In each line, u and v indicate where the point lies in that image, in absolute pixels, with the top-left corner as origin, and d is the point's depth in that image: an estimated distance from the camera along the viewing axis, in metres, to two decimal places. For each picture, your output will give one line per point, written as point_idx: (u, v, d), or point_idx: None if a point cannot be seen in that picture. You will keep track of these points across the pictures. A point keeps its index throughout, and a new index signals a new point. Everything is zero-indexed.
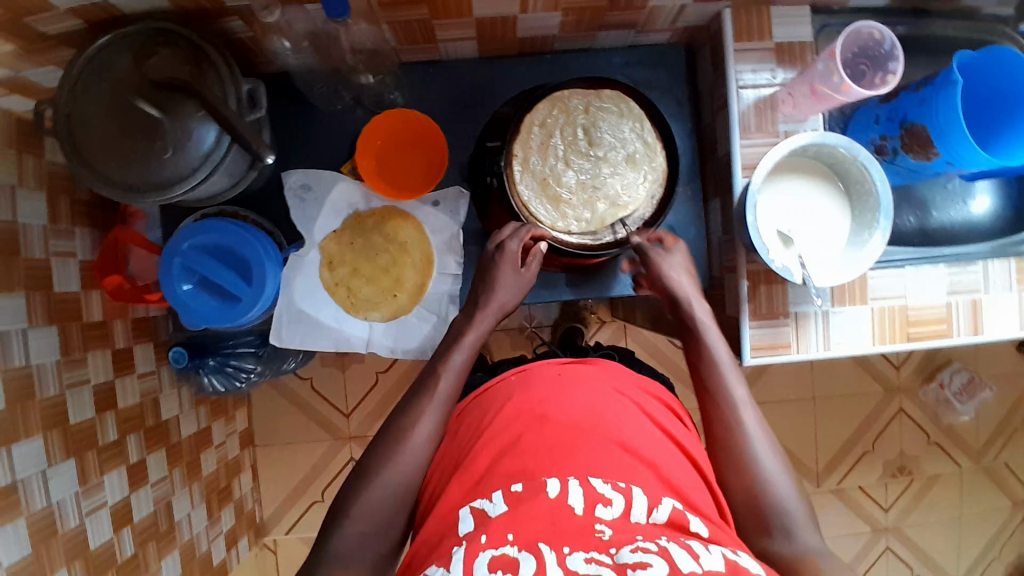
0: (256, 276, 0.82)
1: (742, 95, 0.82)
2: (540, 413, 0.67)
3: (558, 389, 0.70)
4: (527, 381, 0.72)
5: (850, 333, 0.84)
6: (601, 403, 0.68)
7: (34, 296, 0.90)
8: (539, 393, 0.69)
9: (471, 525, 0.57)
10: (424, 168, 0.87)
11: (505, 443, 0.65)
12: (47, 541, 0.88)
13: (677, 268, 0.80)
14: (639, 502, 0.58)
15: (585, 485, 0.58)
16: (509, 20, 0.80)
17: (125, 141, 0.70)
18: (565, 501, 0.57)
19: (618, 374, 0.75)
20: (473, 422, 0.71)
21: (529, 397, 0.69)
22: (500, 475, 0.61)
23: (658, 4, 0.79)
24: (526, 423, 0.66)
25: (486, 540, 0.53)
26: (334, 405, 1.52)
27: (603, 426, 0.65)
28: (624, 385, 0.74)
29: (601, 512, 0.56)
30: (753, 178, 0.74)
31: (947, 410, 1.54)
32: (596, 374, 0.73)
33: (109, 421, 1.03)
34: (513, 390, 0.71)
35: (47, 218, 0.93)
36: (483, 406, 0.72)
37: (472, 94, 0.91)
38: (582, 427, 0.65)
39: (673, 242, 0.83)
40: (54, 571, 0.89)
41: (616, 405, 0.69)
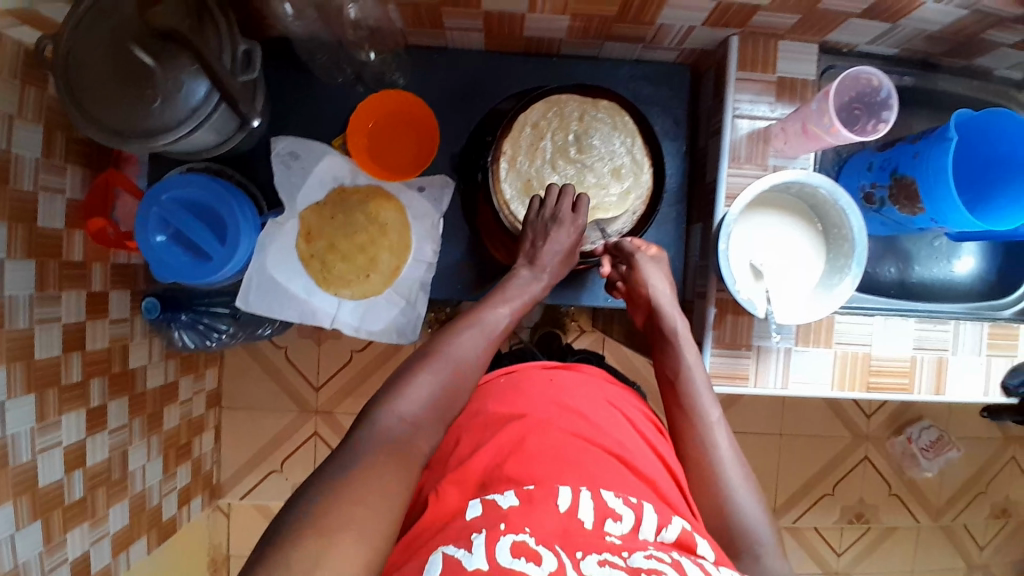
0: (231, 237, 0.83)
1: (737, 125, 0.82)
2: (540, 419, 0.67)
3: (553, 396, 0.71)
4: (517, 385, 0.72)
5: (811, 374, 0.84)
6: (604, 421, 0.69)
7: (16, 228, 0.90)
8: (530, 398, 0.70)
9: (480, 512, 0.56)
10: (414, 154, 0.87)
11: (507, 445, 0.64)
12: None
13: (659, 276, 0.80)
14: (649, 520, 0.57)
15: (597, 496, 0.58)
16: (517, 17, 0.80)
17: (116, 85, 0.70)
18: (576, 514, 0.56)
19: (612, 389, 0.76)
20: (462, 422, 0.70)
21: (521, 401, 0.70)
22: (501, 472, 0.61)
23: (666, 21, 0.79)
24: (525, 428, 0.66)
25: (505, 527, 0.52)
26: (305, 377, 1.52)
27: (605, 441, 0.66)
28: (617, 399, 0.75)
29: (610, 526, 0.55)
30: (731, 209, 0.74)
31: (912, 465, 1.53)
32: (588, 385, 0.75)
33: (74, 361, 1.03)
34: (505, 392, 0.72)
35: (41, 152, 0.93)
36: (472, 408, 0.72)
37: (474, 86, 0.92)
38: (583, 438, 0.66)
39: (656, 251, 0.82)
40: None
41: (613, 421, 0.70)
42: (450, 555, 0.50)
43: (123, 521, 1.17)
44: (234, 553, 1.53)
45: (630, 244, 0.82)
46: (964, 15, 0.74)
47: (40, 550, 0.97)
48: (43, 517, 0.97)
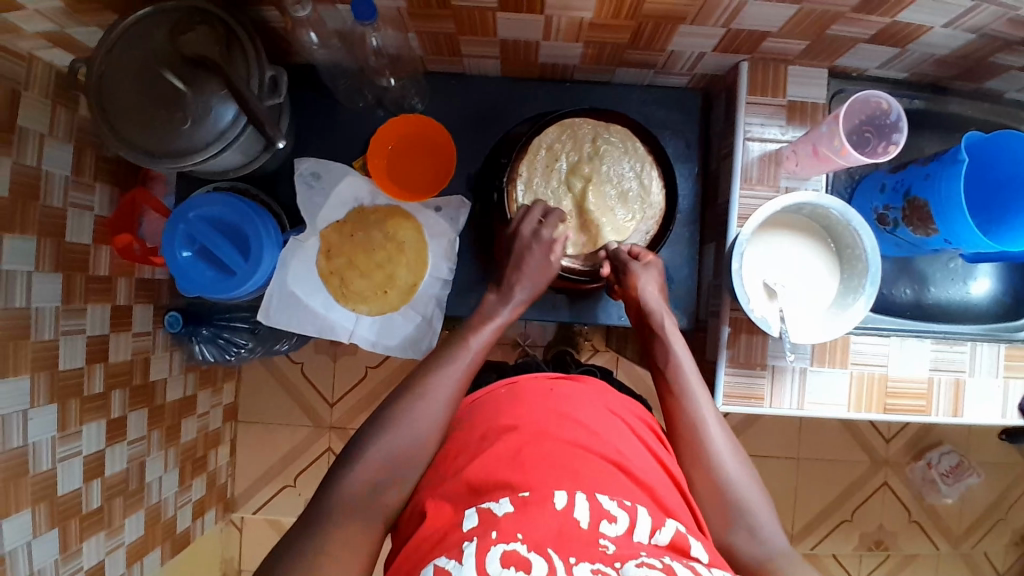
0: (254, 253, 0.85)
1: (749, 147, 0.83)
2: (539, 428, 0.65)
3: (552, 404, 0.69)
4: (517, 394, 0.71)
5: (826, 395, 0.84)
6: (602, 425, 0.68)
7: (45, 242, 0.94)
8: (531, 405, 0.69)
9: (477, 521, 0.56)
10: (431, 175, 0.90)
11: (505, 453, 0.63)
12: (17, 479, 0.90)
13: (652, 286, 0.80)
14: (643, 523, 0.57)
15: (592, 499, 0.58)
16: (531, 44, 0.83)
17: (149, 108, 0.74)
18: (571, 514, 0.56)
19: (611, 396, 0.75)
20: (462, 432, 0.69)
21: (520, 411, 0.68)
22: (498, 478, 0.60)
23: (677, 48, 0.81)
24: (524, 436, 0.64)
25: (497, 536, 0.54)
26: (320, 393, 1.54)
27: (603, 447, 0.65)
28: (620, 408, 0.73)
29: (605, 527, 0.56)
30: (743, 229, 0.75)
31: (932, 490, 1.50)
32: (588, 393, 0.73)
33: (97, 373, 1.06)
34: (504, 403, 0.70)
35: (70, 170, 0.97)
36: (473, 420, 0.70)
37: (489, 109, 0.94)
38: (583, 445, 0.64)
39: (651, 257, 0.82)
40: (20, 511, 0.91)
41: (614, 429, 0.68)
42: (441, 566, 0.53)
43: (138, 532, 1.18)
44: (246, 568, 1.53)
45: (621, 251, 0.82)
46: (972, 40, 0.75)
47: (56, 557, 0.98)
48: (62, 524, 0.99)
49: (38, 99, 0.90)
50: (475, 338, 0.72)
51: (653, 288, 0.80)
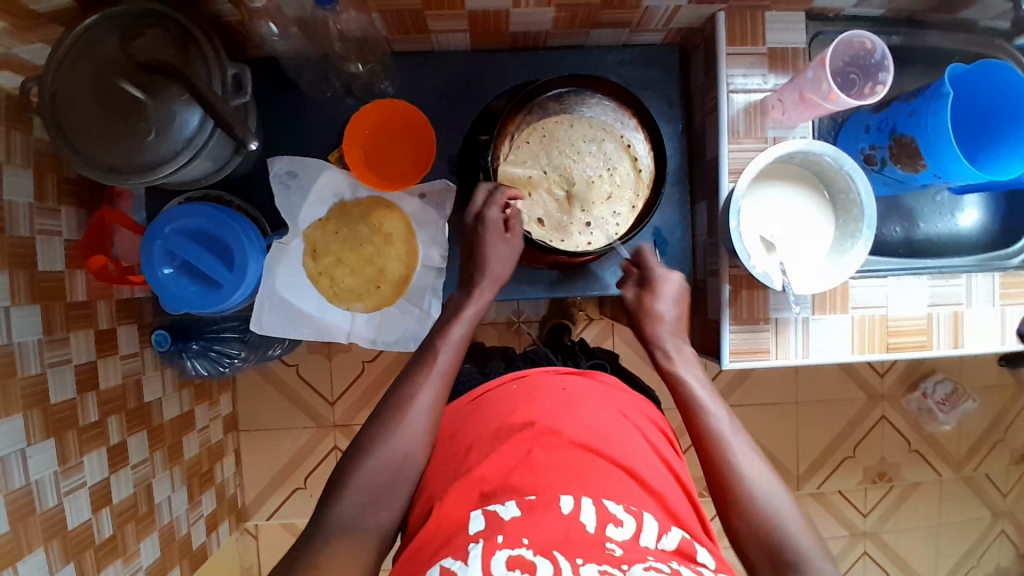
0: (238, 261, 0.82)
1: (733, 100, 0.82)
2: (550, 428, 0.64)
3: (564, 407, 0.67)
4: (530, 391, 0.70)
5: (829, 342, 0.84)
6: (611, 428, 0.66)
7: (17, 274, 0.90)
8: (544, 404, 0.67)
9: (483, 524, 0.56)
10: (411, 160, 0.87)
11: (514, 459, 0.61)
12: (25, 520, 0.88)
13: (670, 304, 0.80)
14: (649, 528, 0.57)
15: (598, 503, 0.57)
16: (502, 13, 0.80)
17: (108, 122, 0.70)
18: (577, 518, 0.55)
19: (614, 395, 0.73)
20: (474, 426, 0.68)
21: (534, 408, 0.67)
22: (507, 482, 0.59)
23: (652, 3, 0.79)
24: (534, 439, 0.63)
25: (502, 539, 0.53)
26: (319, 393, 1.52)
27: (611, 452, 0.63)
28: (630, 410, 0.71)
29: (612, 531, 0.55)
30: (738, 185, 0.75)
31: (929, 419, 1.56)
32: (592, 390, 0.71)
33: (90, 401, 1.03)
34: (516, 399, 0.68)
35: (33, 196, 0.93)
36: (480, 416, 0.69)
37: (463, 86, 0.91)
38: (591, 448, 0.63)
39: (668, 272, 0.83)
40: (32, 550, 0.89)
41: (627, 433, 0.67)
42: (447, 566, 0.53)
43: (155, 554, 1.17)
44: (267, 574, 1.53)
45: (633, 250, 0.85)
46: None
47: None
48: (76, 558, 0.97)
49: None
50: (445, 335, 0.72)
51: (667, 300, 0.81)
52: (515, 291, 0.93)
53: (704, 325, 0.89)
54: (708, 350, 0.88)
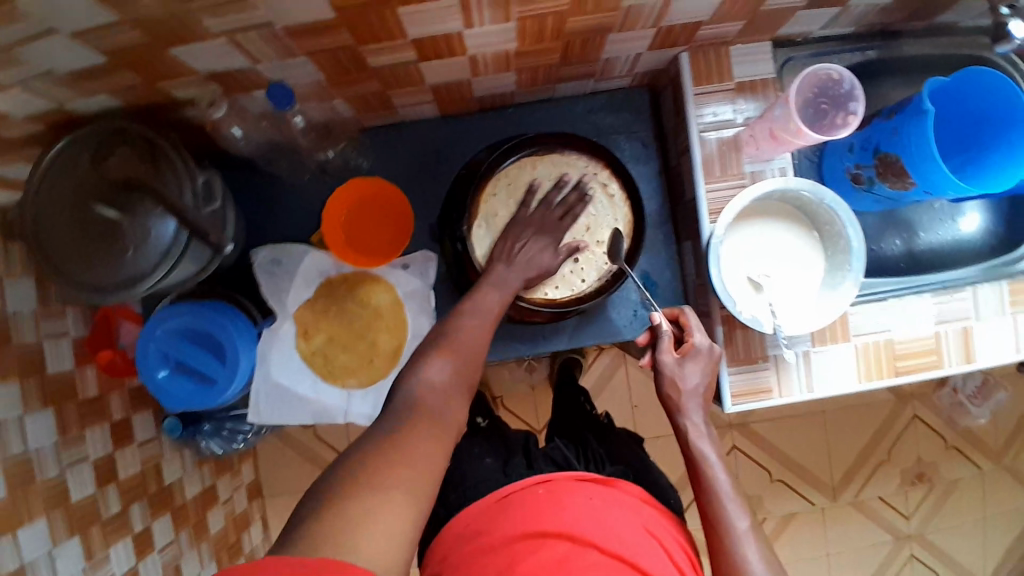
0: (230, 355, 0.83)
1: (706, 139, 0.81)
2: (585, 539, 0.66)
3: (595, 513, 0.69)
4: (558, 494, 0.70)
5: (833, 373, 0.82)
6: (638, 538, 0.68)
7: (28, 381, 0.93)
8: (574, 508, 0.69)
9: None
10: (392, 233, 0.88)
11: (551, 562, 0.63)
12: None
13: (699, 377, 0.72)
14: None
15: None
16: (464, 83, 0.80)
17: (86, 244, 0.71)
18: None
19: (632, 502, 0.73)
20: (495, 523, 0.69)
21: (565, 511, 0.69)
22: None
23: (610, 55, 0.79)
24: (569, 546, 0.65)
25: None
26: (337, 449, 1.54)
27: (643, 564, 0.66)
28: (653, 524, 0.72)
29: None
30: (717, 228, 0.73)
31: (963, 414, 1.50)
32: (620, 503, 0.72)
33: (111, 493, 1.06)
34: (546, 502, 0.70)
35: (36, 303, 0.96)
36: (499, 518, 0.69)
37: (438, 151, 0.91)
38: (625, 559, 0.65)
39: (703, 348, 0.72)
40: None
41: (652, 547, 0.68)
42: None
43: None
44: None
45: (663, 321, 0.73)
46: None
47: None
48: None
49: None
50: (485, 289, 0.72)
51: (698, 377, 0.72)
52: (511, 351, 0.92)
53: None
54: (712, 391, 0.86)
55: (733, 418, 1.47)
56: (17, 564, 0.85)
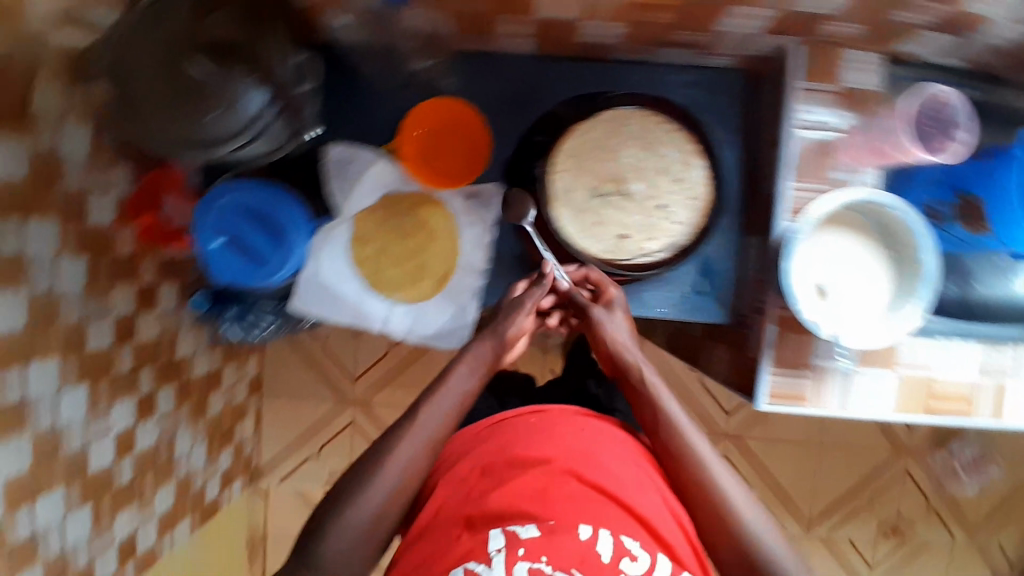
0: (284, 240, 0.83)
1: (797, 136, 0.80)
2: (566, 468, 0.76)
3: (581, 453, 0.78)
4: (545, 426, 0.81)
5: (870, 397, 0.83)
6: (622, 469, 0.78)
7: (68, 226, 0.94)
8: (559, 442, 0.79)
9: (502, 541, 0.69)
10: (465, 159, 0.87)
11: (533, 488, 0.73)
12: (49, 460, 0.94)
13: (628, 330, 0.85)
14: (658, 565, 0.71)
15: (612, 535, 0.71)
16: (570, 24, 0.76)
17: (171, 96, 0.69)
18: (593, 546, 0.69)
19: (620, 443, 0.82)
20: (485, 445, 0.81)
21: (550, 444, 0.79)
22: (519, 508, 0.71)
23: (725, 29, 0.76)
24: (549, 476, 0.75)
25: (523, 552, 0.68)
26: (344, 370, 1.56)
27: (622, 492, 0.75)
28: (640, 459, 0.81)
29: (624, 563, 0.69)
30: (798, 227, 0.74)
31: (953, 480, 1.53)
32: (607, 440, 0.81)
33: (125, 352, 1.08)
34: (534, 432, 0.81)
35: (89, 149, 0.96)
36: (489, 444, 0.80)
37: (527, 88, 0.89)
38: (606, 491, 0.74)
39: (613, 296, 0.85)
40: (54, 487, 0.95)
41: (636, 481, 0.78)
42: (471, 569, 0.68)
43: (168, 501, 1.25)
44: (271, 533, 1.62)
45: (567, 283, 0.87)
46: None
47: (89, 530, 1.04)
48: (93, 500, 1.04)
49: (52, 75, 0.86)
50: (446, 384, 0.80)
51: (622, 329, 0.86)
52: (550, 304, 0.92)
53: (738, 362, 0.87)
54: (740, 388, 0.86)
55: (731, 429, 1.48)
56: (18, 398, 0.88)
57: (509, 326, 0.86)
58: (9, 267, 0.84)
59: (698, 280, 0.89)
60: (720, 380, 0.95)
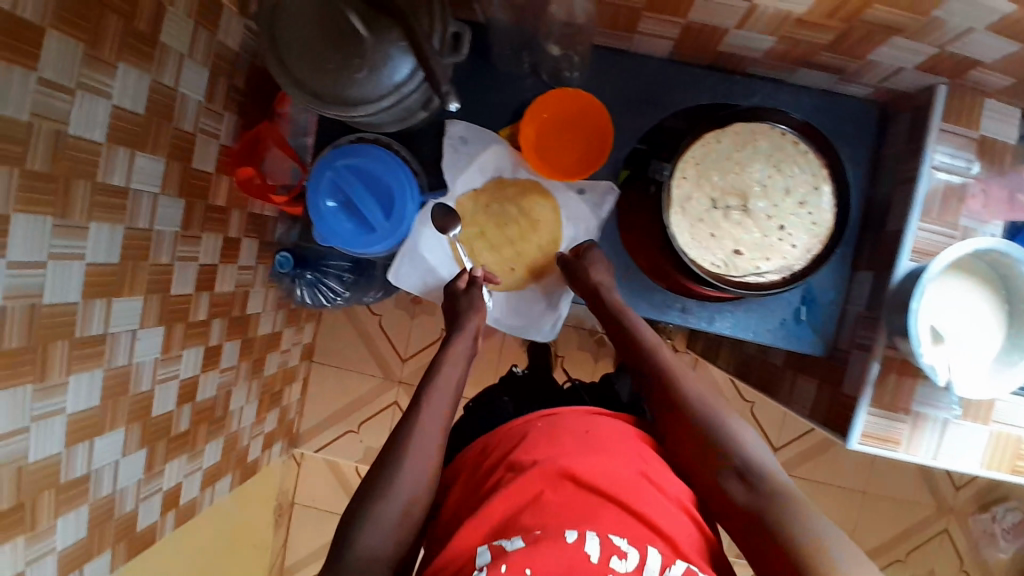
0: (396, 212, 0.84)
1: (934, 176, 0.78)
2: (563, 470, 0.67)
3: (586, 445, 0.71)
4: (553, 430, 0.74)
5: (960, 448, 0.80)
6: (625, 474, 0.68)
7: (174, 163, 0.94)
8: (563, 443, 0.71)
9: (489, 556, 0.61)
10: (580, 154, 0.86)
11: (526, 496, 0.66)
12: (115, 398, 0.91)
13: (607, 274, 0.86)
14: (653, 560, 0.61)
15: (602, 536, 0.61)
16: (719, 31, 0.77)
17: (324, 49, 0.70)
18: (582, 547, 0.60)
19: (625, 438, 0.75)
20: (498, 447, 0.76)
21: (550, 446, 0.71)
22: (514, 520, 0.63)
23: (877, 58, 0.75)
24: (546, 479, 0.67)
25: (506, 568, 0.58)
26: (394, 348, 1.57)
27: (626, 495, 0.66)
28: (647, 455, 0.73)
29: (614, 563, 0.59)
30: (932, 265, 0.71)
31: (989, 545, 1.48)
32: (614, 430, 0.75)
33: (202, 301, 1.08)
34: (542, 436, 0.73)
35: (204, 96, 0.98)
36: (499, 445, 0.76)
37: (653, 90, 0.88)
38: (604, 492, 0.66)
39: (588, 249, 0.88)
40: (116, 427, 0.93)
41: (637, 480, 0.68)
42: None
43: (216, 457, 1.23)
44: (298, 501, 1.62)
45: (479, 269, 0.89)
46: None
47: (140, 476, 1.00)
48: (149, 445, 1.01)
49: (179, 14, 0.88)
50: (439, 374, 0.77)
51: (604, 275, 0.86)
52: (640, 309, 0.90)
53: (833, 397, 0.85)
54: (829, 424, 0.84)
55: None
56: (100, 331, 0.86)
57: (472, 317, 0.84)
58: (120, 199, 0.85)
59: (799, 308, 0.88)
60: (801, 412, 0.93)
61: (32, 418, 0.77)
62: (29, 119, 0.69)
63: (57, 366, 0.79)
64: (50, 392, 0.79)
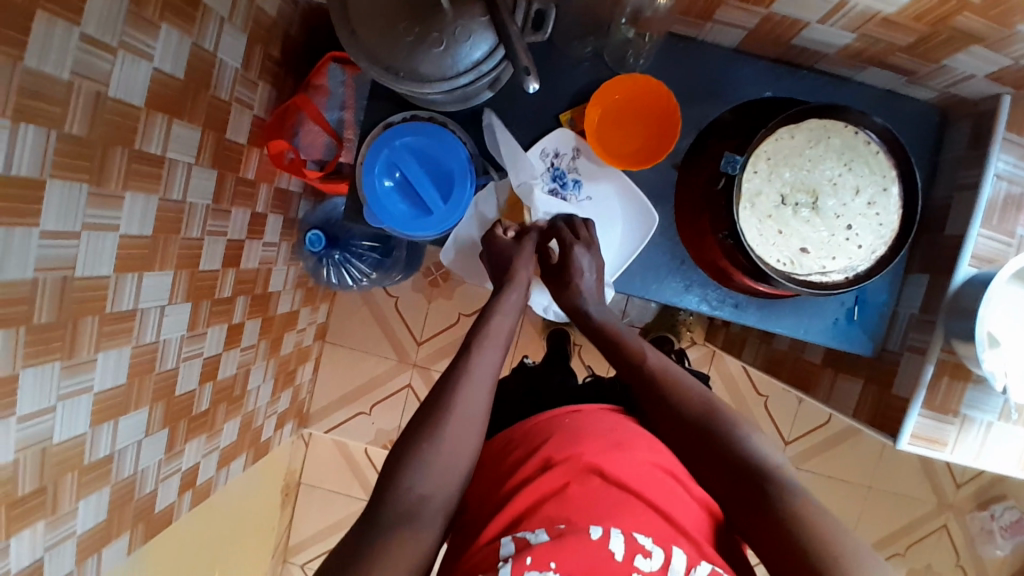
0: (453, 197, 0.81)
1: (997, 184, 0.78)
2: (591, 466, 0.67)
3: (613, 442, 0.70)
4: (580, 426, 0.73)
5: (1004, 453, 0.81)
6: (650, 474, 0.67)
7: (208, 135, 0.88)
8: (592, 439, 0.70)
9: (513, 548, 0.59)
10: (638, 147, 0.86)
11: (551, 488, 0.65)
12: (142, 376, 0.86)
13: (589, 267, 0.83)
14: (678, 560, 0.59)
15: (627, 534, 0.60)
16: (799, 23, 0.75)
17: (401, 19, 0.66)
18: (606, 545, 0.59)
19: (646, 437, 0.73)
20: (525, 437, 0.74)
21: (583, 441, 0.70)
22: (543, 511, 0.62)
23: (951, 63, 0.75)
24: (575, 473, 0.66)
25: (532, 562, 0.57)
26: (410, 330, 1.54)
27: (652, 493, 0.65)
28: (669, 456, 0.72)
29: (639, 562, 0.58)
30: (1002, 271, 0.72)
31: (985, 541, 1.53)
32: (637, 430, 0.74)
33: (228, 278, 1.03)
34: (569, 429, 0.72)
35: (240, 62, 0.92)
36: (533, 430, 0.74)
37: (717, 82, 0.87)
38: (629, 487, 0.65)
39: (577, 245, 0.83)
40: (140, 406, 0.88)
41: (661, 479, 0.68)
42: None
43: (232, 437, 1.19)
44: (304, 481, 1.60)
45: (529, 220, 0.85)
46: None
47: (160, 457, 0.96)
48: (171, 426, 0.96)
49: None
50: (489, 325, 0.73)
51: (587, 268, 0.83)
52: (692, 301, 0.90)
53: (882, 398, 0.85)
54: (876, 425, 0.85)
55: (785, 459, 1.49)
56: (131, 307, 0.80)
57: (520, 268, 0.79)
58: (155, 167, 0.78)
59: (851, 308, 0.88)
60: (841, 410, 0.94)
61: (59, 396, 0.72)
62: (70, 78, 0.62)
63: (85, 343, 0.74)
64: (77, 369, 0.74)
